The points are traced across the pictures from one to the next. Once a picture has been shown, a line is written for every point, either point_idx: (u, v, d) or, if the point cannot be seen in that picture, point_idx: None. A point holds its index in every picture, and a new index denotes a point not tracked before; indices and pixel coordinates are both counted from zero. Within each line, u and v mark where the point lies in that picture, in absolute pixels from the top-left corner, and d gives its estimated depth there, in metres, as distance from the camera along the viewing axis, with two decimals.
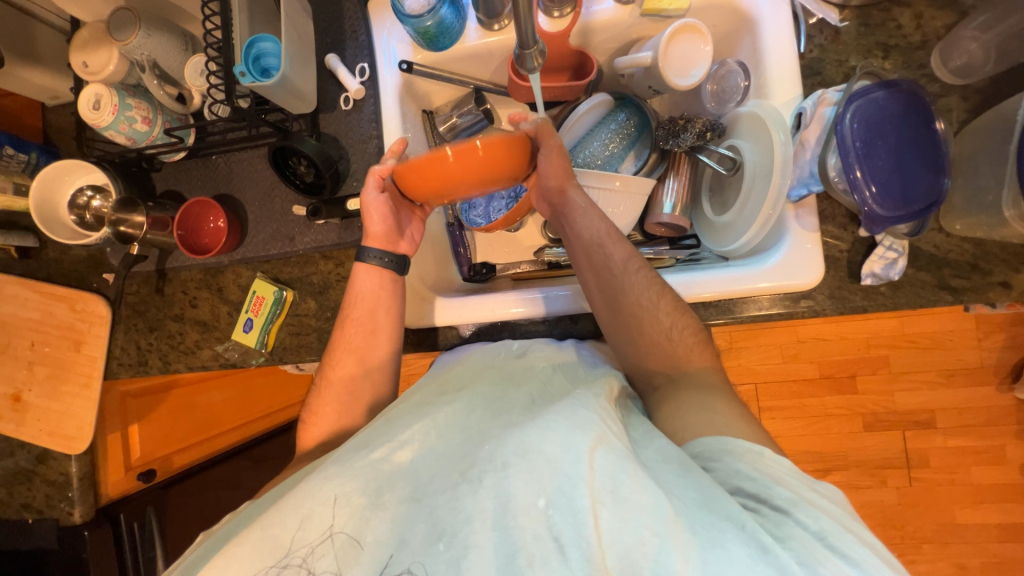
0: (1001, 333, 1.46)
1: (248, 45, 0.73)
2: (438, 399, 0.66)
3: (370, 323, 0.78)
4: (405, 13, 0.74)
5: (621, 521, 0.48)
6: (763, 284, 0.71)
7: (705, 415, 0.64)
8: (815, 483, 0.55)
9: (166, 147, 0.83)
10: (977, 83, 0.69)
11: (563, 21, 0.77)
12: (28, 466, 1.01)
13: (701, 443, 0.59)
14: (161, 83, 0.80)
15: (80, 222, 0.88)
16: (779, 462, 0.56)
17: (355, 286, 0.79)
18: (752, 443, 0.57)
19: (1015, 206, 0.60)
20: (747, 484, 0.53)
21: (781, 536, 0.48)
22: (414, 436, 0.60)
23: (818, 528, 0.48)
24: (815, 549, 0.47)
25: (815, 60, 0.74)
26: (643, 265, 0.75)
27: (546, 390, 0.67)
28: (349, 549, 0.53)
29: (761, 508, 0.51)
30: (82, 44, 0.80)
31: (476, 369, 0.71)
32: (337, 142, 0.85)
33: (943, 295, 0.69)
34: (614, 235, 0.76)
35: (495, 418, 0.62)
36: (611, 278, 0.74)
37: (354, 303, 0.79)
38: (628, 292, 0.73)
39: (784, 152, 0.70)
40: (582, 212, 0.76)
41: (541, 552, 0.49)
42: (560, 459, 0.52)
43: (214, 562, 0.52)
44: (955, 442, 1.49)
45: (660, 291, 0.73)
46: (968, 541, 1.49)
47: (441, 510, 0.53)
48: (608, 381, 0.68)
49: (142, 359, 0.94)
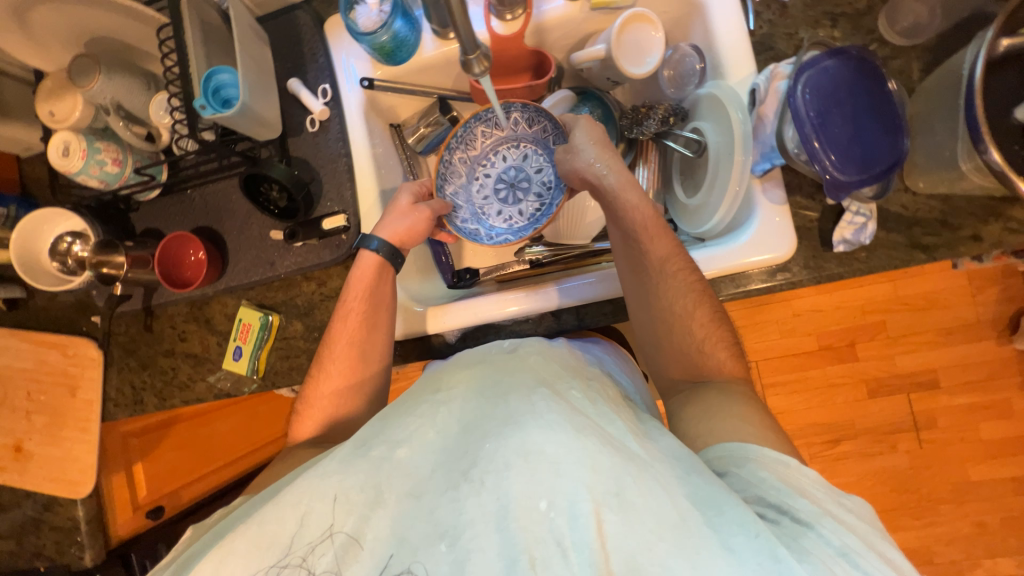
0: (994, 286, 1.46)
1: (205, 78, 0.74)
2: (436, 397, 0.64)
3: (366, 319, 0.78)
4: (359, 31, 0.75)
5: (627, 524, 0.49)
6: (751, 259, 0.71)
7: (737, 423, 0.62)
8: (844, 497, 0.54)
9: (139, 186, 0.84)
10: (927, 42, 0.70)
11: (516, 23, 0.78)
12: (35, 515, 1.01)
13: (724, 449, 0.59)
14: (127, 125, 0.81)
15: (63, 269, 0.88)
16: (807, 475, 0.55)
17: (353, 275, 0.80)
18: (778, 453, 0.57)
19: (970, 159, 0.60)
20: (768, 494, 0.52)
21: (801, 550, 0.47)
22: (416, 434, 0.59)
23: (841, 544, 0.48)
24: (836, 564, 0.46)
25: (765, 36, 0.75)
26: (684, 265, 0.72)
27: (546, 373, 0.65)
28: (349, 547, 0.53)
29: (782, 519, 0.50)
30: (47, 94, 0.81)
31: (467, 367, 0.70)
32: (306, 164, 0.86)
33: (916, 254, 0.69)
34: (653, 228, 0.73)
35: (496, 407, 0.59)
36: (647, 283, 0.72)
37: (352, 295, 0.79)
38: (661, 296, 0.71)
39: (744, 129, 0.72)
40: (620, 197, 0.75)
41: (545, 554, 0.49)
42: (562, 460, 0.51)
43: (213, 555, 0.53)
44: (960, 399, 1.49)
45: (697, 297, 0.71)
46: (985, 497, 1.48)
47: (443, 512, 0.53)
48: (599, 378, 0.70)
49: (138, 398, 0.94)
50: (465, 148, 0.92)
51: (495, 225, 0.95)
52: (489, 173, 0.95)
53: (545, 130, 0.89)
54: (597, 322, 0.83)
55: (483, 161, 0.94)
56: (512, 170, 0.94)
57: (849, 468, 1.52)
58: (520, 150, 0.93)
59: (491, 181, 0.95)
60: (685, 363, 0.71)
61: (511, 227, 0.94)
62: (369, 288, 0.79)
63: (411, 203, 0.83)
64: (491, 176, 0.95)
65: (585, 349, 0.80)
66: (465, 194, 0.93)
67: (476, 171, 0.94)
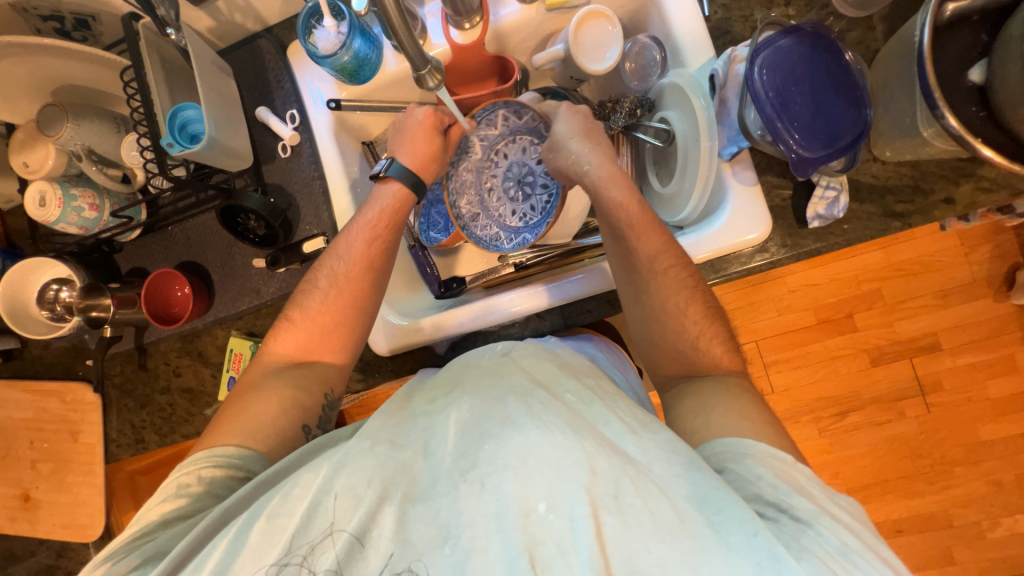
0: (986, 243, 1.45)
1: (171, 116, 0.74)
2: (433, 407, 0.64)
3: (386, 244, 0.77)
4: (320, 55, 0.75)
5: (626, 526, 0.49)
6: (721, 244, 0.71)
7: (734, 418, 0.61)
8: (838, 495, 0.55)
9: (119, 228, 0.84)
10: (881, 11, 0.70)
11: (474, 32, 0.79)
12: (50, 562, 1.04)
13: (722, 445, 0.59)
14: (101, 168, 0.82)
15: (52, 316, 0.89)
16: (804, 472, 0.55)
17: (376, 199, 0.79)
18: (774, 448, 0.57)
19: (930, 125, 0.60)
20: (766, 492, 0.53)
21: (800, 548, 0.47)
22: (417, 441, 0.60)
23: (840, 543, 0.48)
24: (834, 562, 0.47)
25: (722, 20, 0.75)
26: (673, 260, 0.71)
27: (543, 377, 0.66)
28: (351, 547, 0.52)
29: (781, 517, 0.50)
30: (20, 146, 0.82)
31: (472, 368, 0.69)
32: (282, 190, 0.87)
33: (892, 222, 0.69)
34: (641, 224, 0.71)
35: (497, 408, 0.59)
36: (641, 283, 0.71)
37: (374, 214, 0.77)
38: (653, 295, 0.71)
39: (707, 115, 0.73)
40: (604, 193, 0.74)
41: (546, 555, 0.49)
42: (561, 461, 0.52)
43: (224, 540, 0.53)
44: (963, 359, 1.48)
45: (692, 294, 0.70)
46: (998, 456, 1.47)
47: (444, 512, 0.53)
48: (597, 377, 0.71)
49: (138, 437, 0.95)
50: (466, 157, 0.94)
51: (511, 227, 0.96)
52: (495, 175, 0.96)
53: (533, 119, 0.90)
54: (583, 320, 0.84)
55: (487, 163, 0.95)
56: (518, 167, 0.95)
57: (858, 439, 1.51)
58: (518, 145, 0.94)
59: (499, 183, 0.96)
60: (673, 355, 0.71)
61: (527, 223, 0.96)
62: (394, 218, 0.78)
63: (435, 141, 0.82)
64: (497, 178, 0.96)
65: (579, 347, 0.80)
66: (476, 202, 0.95)
67: (483, 176, 0.96)
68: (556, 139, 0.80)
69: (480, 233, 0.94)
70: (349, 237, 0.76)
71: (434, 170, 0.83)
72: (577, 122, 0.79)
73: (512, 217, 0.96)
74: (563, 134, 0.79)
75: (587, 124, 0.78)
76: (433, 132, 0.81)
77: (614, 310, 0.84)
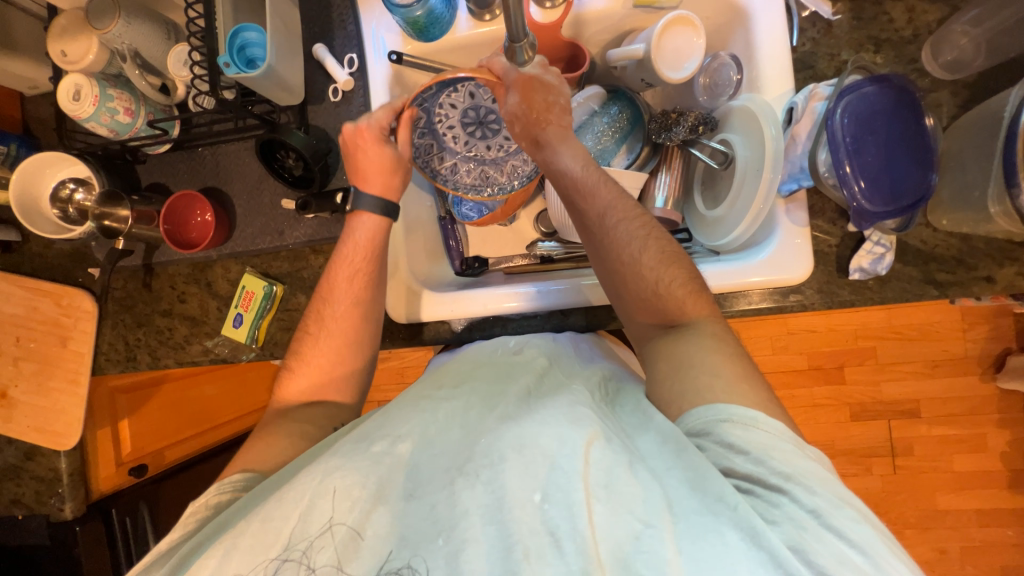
0: (986, 324, 1.48)
1: (231, 35, 0.71)
2: (438, 394, 0.64)
3: (373, 276, 0.75)
4: (394, 3, 0.72)
5: (614, 515, 0.48)
6: (754, 278, 0.71)
7: (707, 379, 0.59)
8: (806, 446, 0.54)
9: (150, 140, 0.82)
10: (968, 78, 0.69)
11: (555, 12, 0.76)
12: (16, 463, 1.00)
13: (695, 416, 0.57)
14: (143, 74, 0.78)
15: (64, 217, 0.85)
16: (775, 427, 0.54)
17: (352, 237, 0.75)
18: (746, 408, 0.55)
19: (999, 203, 0.60)
20: (738, 464, 0.52)
21: (771, 517, 0.48)
22: (414, 429, 0.58)
23: (812, 505, 0.48)
24: (806, 526, 0.47)
25: (807, 54, 0.74)
26: (627, 211, 0.70)
27: (541, 382, 0.65)
28: (349, 541, 0.52)
29: (755, 489, 0.50)
30: (60, 33, 0.78)
31: (472, 365, 0.70)
32: (325, 134, 0.84)
33: (929, 289, 0.70)
34: (587, 186, 0.71)
35: (491, 412, 0.59)
36: (592, 239, 0.71)
37: (353, 247, 0.75)
38: (617, 252, 0.69)
39: (775, 146, 0.70)
40: (553, 159, 0.72)
41: (536, 546, 0.48)
42: (556, 452, 0.51)
43: (215, 551, 0.51)
44: (939, 430, 1.52)
45: (645, 243, 0.69)
46: (951, 526, 1.52)
47: (441, 506, 0.52)
48: (611, 374, 0.71)
49: (131, 355, 0.93)
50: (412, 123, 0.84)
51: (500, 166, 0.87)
52: (451, 126, 0.87)
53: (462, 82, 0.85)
54: (603, 325, 0.83)
55: (436, 117, 0.85)
56: (473, 109, 0.87)
57: None
58: (461, 91, 0.86)
59: (461, 129, 0.87)
60: (641, 303, 0.68)
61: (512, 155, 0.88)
62: (376, 245, 0.76)
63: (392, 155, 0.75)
64: (455, 127, 0.87)
65: (590, 353, 0.76)
66: (449, 155, 0.85)
67: (439, 131, 0.85)
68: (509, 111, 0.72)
69: (473, 183, 0.84)
70: (331, 275, 0.75)
71: (399, 181, 0.77)
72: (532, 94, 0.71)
73: (491, 150, 0.88)
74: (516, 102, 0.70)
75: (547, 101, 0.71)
76: (379, 145, 0.74)
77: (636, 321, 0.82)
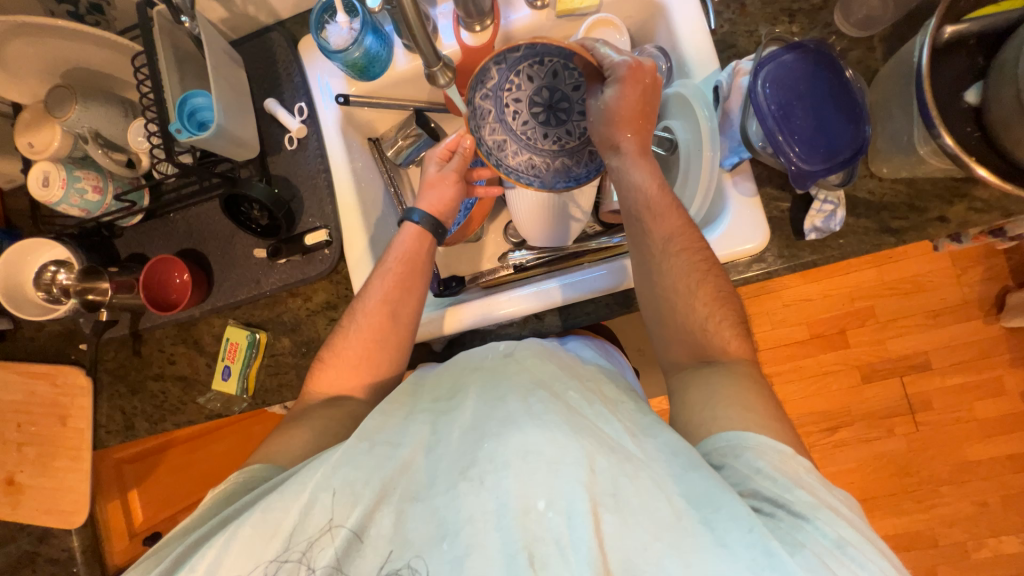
0: (977, 266, 1.48)
1: (181, 103, 0.75)
2: (438, 408, 0.61)
3: (409, 283, 0.76)
4: (331, 50, 0.76)
5: (623, 525, 0.47)
6: (743, 246, 0.71)
7: (738, 411, 0.58)
8: (832, 487, 0.53)
9: (120, 213, 0.85)
10: (881, 33, 0.72)
11: (484, 35, 0.80)
12: (30, 549, 1.01)
13: (721, 439, 0.56)
14: (106, 152, 0.82)
15: (48, 298, 0.88)
16: (800, 463, 0.54)
17: (395, 243, 0.79)
18: (774, 441, 0.55)
19: (926, 143, 0.62)
20: (763, 487, 0.51)
21: (794, 543, 0.45)
22: (416, 437, 0.57)
23: (835, 536, 0.46)
24: (829, 556, 0.45)
25: (727, 34, 0.78)
26: (688, 244, 0.69)
27: (547, 379, 0.62)
28: (350, 543, 0.51)
29: (777, 512, 0.48)
30: (26, 126, 0.83)
31: (470, 370, 0.67)
32: (287, 182, 0.88)
33: (886, 238, 0.71)
34: (660, 208, 0.70)
35: (498, 406, 0.57)
36: (651, 261, 0.69)
37: (395, 257, 0.77)
38: (664, 276, 0.68)
39: (711, 125, 0.73)
40: (627, 172, 0.72)
41: (544, 553, 0.47)
42: (561, 461, 0.50)
43: (211, 548, 0.51)
44: (952, 379, 1.50)
45: (700, 280, 0.67)
46: (985, 477, 1.48)
47: (443, 510, 0.51)
48: (596, 379, 0.68)
49: (129, 423, 0.94)
50: (482, 80, 0.77)
51: (550, 159, 0.82)
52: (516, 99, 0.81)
53: (554, 62, 0.79)
54: (581, 322, 0.84)
55: (506, 84, 0.79)
56: (547, 89, 0.81)
57: (847, 455, 1.52)
58: (548, 66, 0.79)
59: (526, 106, 0.81)
60: (684, 338, 0.68)
61: (564, 150, 0.83)
62: (415, 253, 0.78)
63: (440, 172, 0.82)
64: (521, 101, 0.81)
65: (579, 349, 0.78)
66: (501, 130, 0.80)
67: (503, 101, 0.80)
68: (602, 106, 0.72)
69: (525, 175, 0.80)
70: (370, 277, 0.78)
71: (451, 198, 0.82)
72: (636, 99, 0.70)
73: (545, 141, 0.82)
74: (622, 108, 0.70)
75: (642, 112, 0.71)
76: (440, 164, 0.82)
77: (613, 313, 0.83)
